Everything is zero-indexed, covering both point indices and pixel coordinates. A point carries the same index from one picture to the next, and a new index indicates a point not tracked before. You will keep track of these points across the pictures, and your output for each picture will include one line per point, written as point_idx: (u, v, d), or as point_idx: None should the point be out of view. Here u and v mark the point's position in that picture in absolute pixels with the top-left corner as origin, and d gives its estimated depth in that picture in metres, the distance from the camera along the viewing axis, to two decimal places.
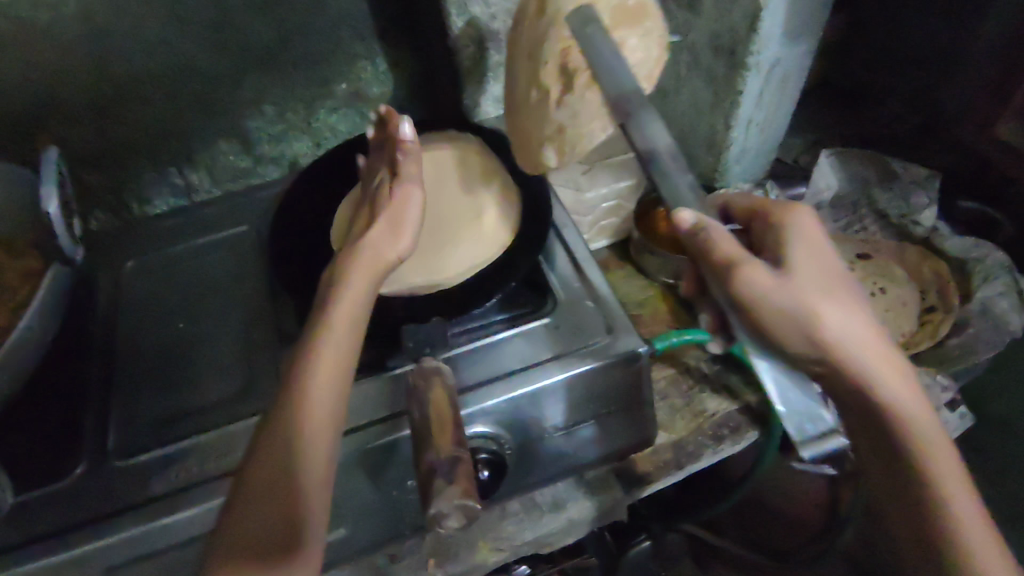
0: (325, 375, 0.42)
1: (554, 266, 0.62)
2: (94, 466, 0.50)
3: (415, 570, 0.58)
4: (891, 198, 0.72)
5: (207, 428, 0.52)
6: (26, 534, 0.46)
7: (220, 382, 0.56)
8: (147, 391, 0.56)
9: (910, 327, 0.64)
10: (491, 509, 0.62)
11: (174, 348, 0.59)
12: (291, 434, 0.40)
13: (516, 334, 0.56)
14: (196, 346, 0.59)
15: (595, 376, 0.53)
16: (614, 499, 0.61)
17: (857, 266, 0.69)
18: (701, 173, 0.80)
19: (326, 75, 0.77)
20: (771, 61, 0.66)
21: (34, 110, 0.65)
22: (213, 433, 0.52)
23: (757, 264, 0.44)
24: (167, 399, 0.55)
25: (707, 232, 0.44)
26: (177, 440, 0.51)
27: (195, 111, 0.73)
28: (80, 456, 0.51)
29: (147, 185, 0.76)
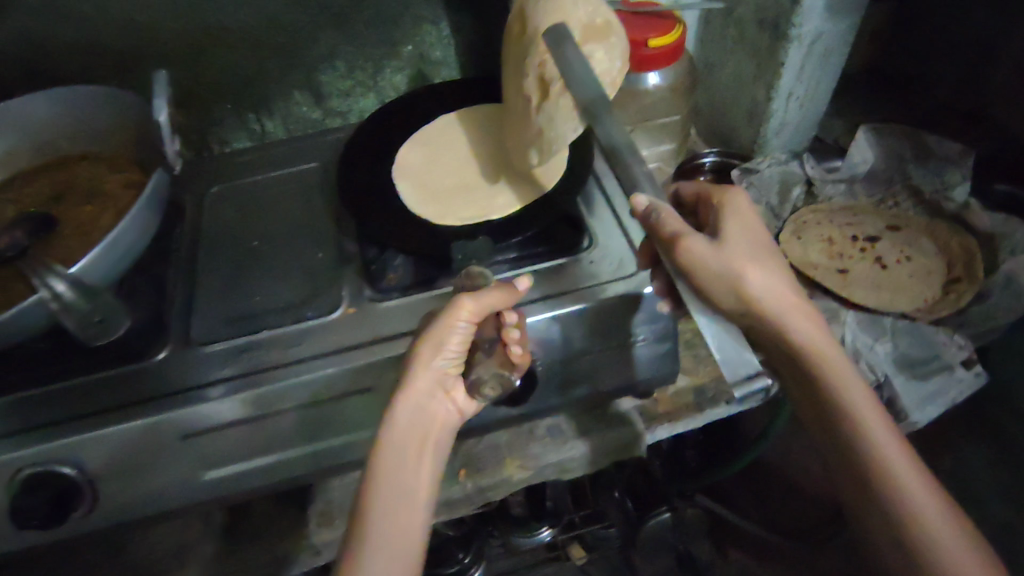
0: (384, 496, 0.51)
1: (591, 211, 0.66)
2: (178, 350, 0.58)
3: (448, 479, 0.65)
4: (927, 175, 0.75)
5: (273, 326, 0.59)
6: (121, 397, 0.54)
7: (286, 291, 0.63)
8: (223, 294, 0.63)
9: (933, 293, 0.67)
10: (520, 433, 0.67)
11: (247, 262, 0.66)
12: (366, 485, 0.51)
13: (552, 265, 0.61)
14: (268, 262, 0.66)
15: (625, 308, 0.57)
16: (634, 433, 0.66)
17: (886, 236, 0.72)
18: (741, 145, 0.84)
19: (395, 36, 0.83)
20: (813, 34, 0.69)
21: (139, 50, 0.73)
22: (279, 330, 0.58)
23: (698, 237, 0.49)
24: (240, 301, 0.62)
25: (657, 213, 0.48)
26: (248, 333, 0.59)
27: (275, 63, 0.80)
28: (166, 341, 0.58)
29: (229, 129, 0.84)
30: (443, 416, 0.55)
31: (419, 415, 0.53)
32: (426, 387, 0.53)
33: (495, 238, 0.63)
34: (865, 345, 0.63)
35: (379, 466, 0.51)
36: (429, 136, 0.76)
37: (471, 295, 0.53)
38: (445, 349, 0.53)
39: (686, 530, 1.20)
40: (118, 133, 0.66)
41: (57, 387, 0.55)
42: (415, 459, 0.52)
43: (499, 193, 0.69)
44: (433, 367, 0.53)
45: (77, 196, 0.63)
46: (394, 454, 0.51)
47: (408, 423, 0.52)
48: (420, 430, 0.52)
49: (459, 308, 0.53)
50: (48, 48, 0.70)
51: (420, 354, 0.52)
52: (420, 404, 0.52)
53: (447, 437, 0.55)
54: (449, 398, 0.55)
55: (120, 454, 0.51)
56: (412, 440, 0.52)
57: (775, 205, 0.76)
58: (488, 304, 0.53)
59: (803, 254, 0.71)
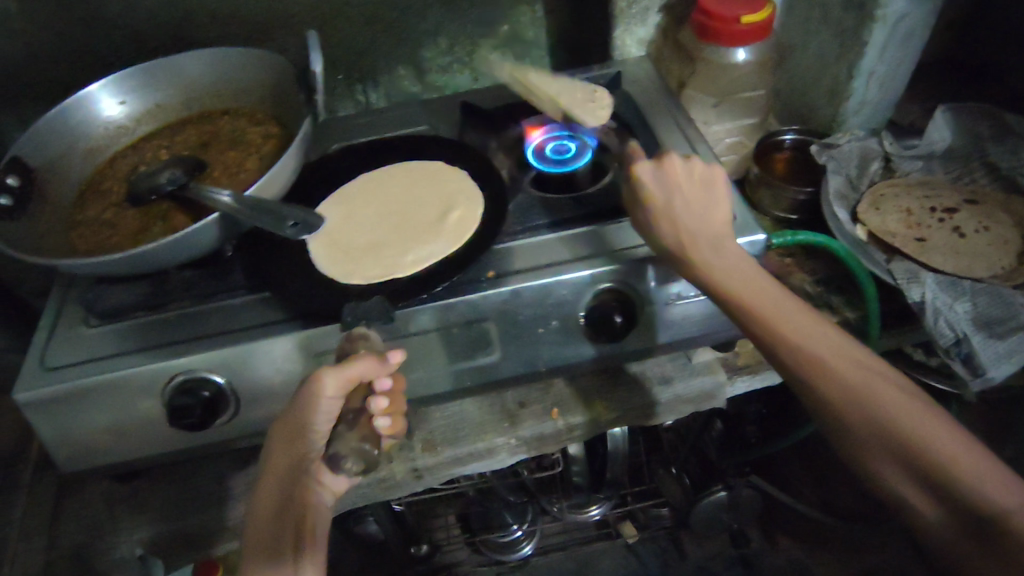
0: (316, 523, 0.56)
1: (679, 164, 0.70)
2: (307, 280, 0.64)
3: (540, 417, 0.70)
4: (1003, 151, 0.78)
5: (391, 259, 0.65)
6: (263, 318, 0.63)
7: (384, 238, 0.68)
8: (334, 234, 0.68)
9: (1010, 261, 0.70)
10: (607, 379, 0.72)
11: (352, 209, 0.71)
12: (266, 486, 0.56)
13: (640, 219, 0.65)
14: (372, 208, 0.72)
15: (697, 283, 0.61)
16: (715, 381, 0.70)
17: (963, 207, 0.76)
18: (819, 124, 0.88)
19: (493, 16, 0.89)
20: (898, 14, 0.73)
21: (268, 20, 0.81)
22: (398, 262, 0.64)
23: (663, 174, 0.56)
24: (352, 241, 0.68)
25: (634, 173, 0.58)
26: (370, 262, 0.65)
27: (385, 37, 0.87)
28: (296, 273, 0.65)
29: (337, 98, 0.92)
30: (317, 500, 0.57)
31: (288, 505, 0.55)
32: (288, 470, 0.55)
33: (396, 299, 0.60)
34: (944, 304, 0.66)
35: (274, 503, 0.55)
36: (350, 192, 0.73)
37: (332, 369, 0.53)
38: (311, 431, 0.55)
39: (741, 512, 1.22)
40: (256, 90, 0.73)
41: (207, 307, 0.64)
42: (288, 531, 0.54)
43: (414, 249, 0.66)
44: (300, 449, 0.56)
45: (222, 145, 0.71)
46: (276, 507, 0.55)
47: (286, 490, 0.55)
48: (303, 515, 0.55)
49: (315, 395, 0.53)
50: (192, 16, 0.78)
51: (282, 440, 0.55)
52: (289, 495, 0.55)
53: (326, 523, 0.57)
54: (318, 482, 0.57)
55: (263, 364, 0.61)
56: (300, 525, 0.55)
57: (854, 177, 0.79)
58: (358, 374, 0.54)
59: (881, 223, 0.75)
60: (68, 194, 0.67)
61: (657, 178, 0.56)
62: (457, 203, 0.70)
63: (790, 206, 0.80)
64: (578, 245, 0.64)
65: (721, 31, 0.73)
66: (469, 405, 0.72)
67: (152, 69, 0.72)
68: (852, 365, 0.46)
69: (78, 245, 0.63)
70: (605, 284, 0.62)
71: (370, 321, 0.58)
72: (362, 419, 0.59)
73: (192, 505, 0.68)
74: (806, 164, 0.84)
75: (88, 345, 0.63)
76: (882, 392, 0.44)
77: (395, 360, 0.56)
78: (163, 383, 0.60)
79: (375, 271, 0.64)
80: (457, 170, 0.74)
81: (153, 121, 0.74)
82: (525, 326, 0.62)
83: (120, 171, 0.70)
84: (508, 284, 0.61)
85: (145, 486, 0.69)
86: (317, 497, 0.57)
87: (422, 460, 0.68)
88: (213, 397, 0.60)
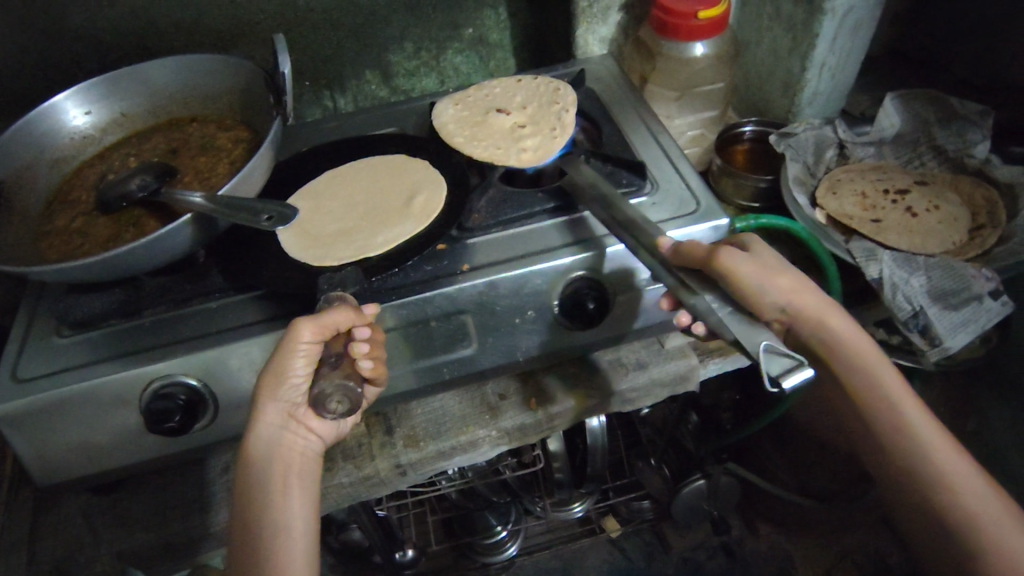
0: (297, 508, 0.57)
1: (641, 153, 0.72)
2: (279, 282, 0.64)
3: (520, 408, 0.71)
4: (949, 135, 0.82)
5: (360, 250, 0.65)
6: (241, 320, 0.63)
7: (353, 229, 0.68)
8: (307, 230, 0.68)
9: (960, 237, 0.73)
10: (584, 367, 0.73)
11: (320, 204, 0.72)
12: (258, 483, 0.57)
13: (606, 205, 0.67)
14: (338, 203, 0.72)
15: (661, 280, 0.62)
16: (689, 364, 0.72)
17: (914, 189, 0.80)
18: (776, 115, 0.92)
19: (457, 19, 0.91)
20: (846, 6, 0.76)
21: (234, 28, 0.82)
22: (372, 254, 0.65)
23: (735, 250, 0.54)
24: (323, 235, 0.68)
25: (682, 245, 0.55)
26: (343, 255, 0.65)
27: (352, 43, 0.88)
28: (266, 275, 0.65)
29: (305, 104, 0.92)
30: (302, 447, 0.60)
31: (275, 451, 0.58)
32: (277, 417, 0.58)
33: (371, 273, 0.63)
34: (901, 278, 0.69)
35: (262, 449, 0.58)
36: (315, 188, 0.74)
37: (310, 319, 0.55)
38: (292, 381, 0.57)
39: (720, 499, 1.25)
40: (224, 97, 0.74)
41: (185, 312, 0.65)
42: (277, 482, 0.57)
43: (382, 232, 0.67)
44: (285, 399, 0.58)
45: (191, 151, 0.71)
46: (265, 452, 0.58)
47: (273, 439, 0.58)
48: (287, 458, 0.59)
49: (295, 344, 0.56)
50: (157, 26, 0.79)
51: (267, 387, 0.57)
52: (275, 441, 0.58)
53: (313, 462, 0.61)
54: (303, 425, 0.60)
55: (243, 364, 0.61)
56: (290, 468, 0.59)
57: (811, 164, 0.83)
58: (335, 323, 0.56)
59: (839, 206, 0.78)
60: (37, 205, 0.66)
61: (755, 268, 0.53)
62: (420, 189, 0.71)
63: (751, 195, 0.83)
64: (553, 234, 0.66)
65: (678, 27, 0.76)
66: (448, 399, 0.72)
67: (120, 77, 0.72)
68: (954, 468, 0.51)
69: (48, 254, 0.62)
70: (577, 272, 0.63)
71: (346, 287, 0.61)
72: (345, 362, 0.57)
73: (174, 512, 0.67)
74: (765, 155, 0.88)
75: (63, 354, 0.62)
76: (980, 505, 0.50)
77: (371, 313, 0.59)
78: (143, 389, 0.60)
79: (346, 251, 0.66)
80: (423, 162, 0.74)
81: (120, 131, 0.74)
82: (502, 316, 0.63)
83: (87, 181, 0.69)
84: (483, 276, 0.62)
85: (125, 497, 0.69)
86: (302, 440, 0.61)
87: (405, 456, 0.68)
88: (192, 402, 0.60)
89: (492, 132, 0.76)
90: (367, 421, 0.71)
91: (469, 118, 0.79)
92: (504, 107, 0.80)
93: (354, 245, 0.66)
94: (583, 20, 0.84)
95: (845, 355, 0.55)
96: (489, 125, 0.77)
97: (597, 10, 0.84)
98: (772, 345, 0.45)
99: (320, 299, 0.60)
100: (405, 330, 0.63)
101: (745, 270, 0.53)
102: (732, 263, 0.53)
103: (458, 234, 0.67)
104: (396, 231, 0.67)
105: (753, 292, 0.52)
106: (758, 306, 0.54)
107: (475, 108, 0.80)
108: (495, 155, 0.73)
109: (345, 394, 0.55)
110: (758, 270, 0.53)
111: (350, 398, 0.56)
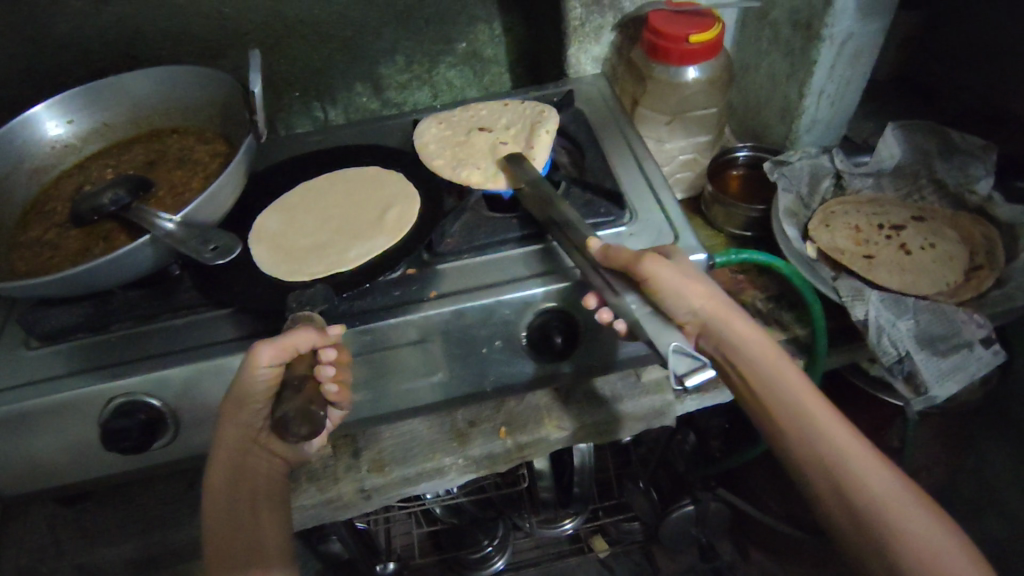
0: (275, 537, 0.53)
1: (622, 182, 0.71)
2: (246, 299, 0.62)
3: (489, 436, 0.69)
4: (950, 169, 0.79)
5: (330, 268, 0.64)
6: (205, 337, 0.62)
7: (324, 245, 0.67)
8: (277, 249, 0.67)
9: (955, 278, 0.71)
10: (557, 397, 0.72)
11: (294, 220, 0.71)
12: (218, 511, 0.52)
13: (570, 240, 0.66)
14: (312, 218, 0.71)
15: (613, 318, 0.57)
16: (664, 400, 0.70)
17: (909, 225, 0.78)
18: (774, 141, 0.90)
19: (451, 34, 0.90)
20: (844, 34, 0.75)
21: (224, 38, 0.81)
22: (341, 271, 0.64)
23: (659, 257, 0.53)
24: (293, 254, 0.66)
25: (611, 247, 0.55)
26: (314, 273, 0.63)
27: (343, 55, 0.87)
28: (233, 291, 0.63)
29: (295, 115, 0.92)
30: (267, 476, 0.56)
31: (240, 474, 0.54)
32: (238, 441, 0.54)
33: (341, 292, 0.61)
34: (887, 321, 0.66)
35: (226, 473, 0.53)
36: (292, 202, 0.73)
37: (268, 342, 0.50)
38: (253, 405, 0.53)
39: (712, 526, 1.21)
40: (207, 109, 0.74)
41: (151, 327, 0.64)
42: (246, 503, 0.53)
43: (354, 247, 0.66)
44: (245, 422, 0.53)
45: (170, 164, 0.71)
46: (229, 475, 0.53)
47: (237, 462, 0.54)
48: (254, 480, 0.55)
49: (253, 369, 0.50)
50: (146, 34, 0.79)
51: (227, 411, 0.53)
52: (240, 464, 0.54)
53: (281, 484, 0.57)
54: (266, 449, 0.56)
55: (202, 385, 0.60)
56: (257, 490, 0.55)
57: (806, 195, 0.81)
58: (295, 346, 0.50)
59: (831, 241, 0.76)
60: (12, 214, 0.66)
61: (672, 270, 0.53)
62: (395, 205, 0.70)
63: (743, 224, 0.80)
64: (524, 263, 0.64)
65: (670, 51, 0.73)
66: (418, 424, 0.70)
67: (101, 87, 0.72)
68: (872, 471, 0.50)
69: (17, 265, 0.62)
70: (548, 304, 0.61)
71: (313, 306, 0.57)
72: (309, 383, 0.49)
73: (135, 527, 0.66)
74: (758, 181, 0.87)
75: (28, 366, 0.62)
76: (902, 506, 0.48)
77: (336, 334, 0.52)
78: (102, 405, 0.59)
79: (317, 267, 0.64)
80: (398, 175, 0.74)
81: (101, 140, 0.74)
82: (467, 346, 0.61)
83: (64, 191, 0.69)
84: (450, 304, 0.60)
85: (89, 509, 0.68)
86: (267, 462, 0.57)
87: (369, 480, 0.67)
88: (151, 421, 0.59)
89: (470, 153, 0.74)
90: (335, 442, 0.70)
91: (451, 139, 0.77)
92: (488, 126, 0.78)
93: (325, 259, 0.65)
94: (575, 39, 0.83)
95: (747, 356, 0.56)
96: (469, 146, 0.75)
97: (590, 29, 0.82)
98: (681, 347, 0.47)
99: (288, 319, 0.56)
100: (365, 358, 0.60)
101: (664, 274, 0.53)
102: (653, 267, 0.52)
103: (430, 257, 0.66)
104: (368, 247, 0.66)
105: (667, 296, 0.53)
106: (673, 310, 0.54)
107: (458, 129, 0.79)
108: (470, 176, 0.71)
109: (308, 420, 0.46)
110: (676, 276, 0.53)
111: (315, 424, 0.47)
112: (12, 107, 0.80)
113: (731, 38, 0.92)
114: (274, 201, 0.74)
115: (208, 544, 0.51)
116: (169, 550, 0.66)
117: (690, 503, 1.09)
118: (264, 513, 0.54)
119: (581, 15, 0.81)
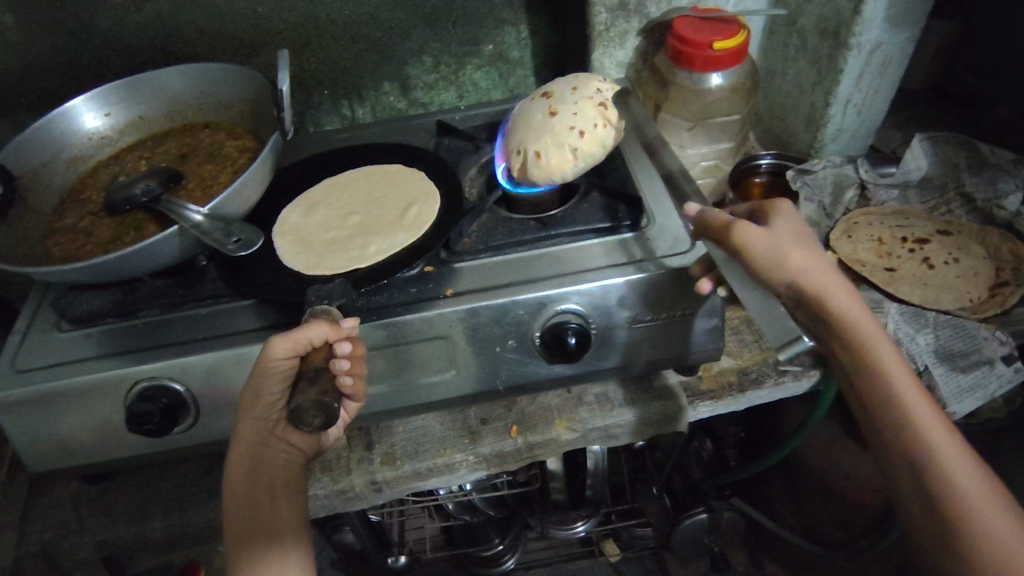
0: (289, 516, 0.55)
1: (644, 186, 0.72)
2: (264, 290, 0.63)
3: (500, 434, 0.69)
4: (979, 183, 0.79)
5: (347, 265, 0.65)
6: (228, 326, 0.64)
7: (344, 242, 0.69)
8: (301, 241, 0.69)
9: (980, 295, 0.70)
10: (570, 398, 0.72)
11: (312, 214, 0.73)
12: (231, 495, 0.54)
13: (587, 245, 0.66)
14: (334, 209, 0.73)
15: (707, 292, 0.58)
16: (677, 407, 0.69)
17: (934, 238, 0.76)
18: (798, 150, 0.90)
19: (478, 36, 0.91)
20: (872, 44, 0.74)
21: (258, 36, 0.84)
22: (360, 265, 0.65)
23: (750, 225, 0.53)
24: (314, 246, 0.68)
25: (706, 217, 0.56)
26: (338, 265, 0.65)
27: (371, 56, 0.89)
28: (255, 281, 0.65)
29: (324, 112, 0.94)
30: (284, 461, 0.57)
31: (259, 464, 0.55)
32: (256, 434, 0.55)
33: (360, 284, 0.63)
34: (907, 335, 0.67)
35: (245, 464, 0.54)
36: (314, 197, 0.75)
37: (281, 336, 0.51)
38: (268, 396, 0.54)
39: (725, 536, 1.20)
40: (238, 106, 0.76)
41: (177, 315, 0.66)
42: (263, 493, 0.54)
43: (375, 243, 0.68)
44: (262, 414, 0.55)
45: (201, 157, 0.74)
46: (248, 465, 0.54)
47: (254, 453, 0.55)
48: (271, 471, 0.55)
49: (268, 361, 0.52)
50: (182, 31, 0.81)
51: (244, 405, 0.55)
52: (259, 456, 0.55)
53: (298, 477, 0.58)
54: (284, 442, 0.57)
55: (222, 373, 0.61)
56: (274, 482, 0.55)
57: (828, 205, 0.82)
58: (307, 339, 0.51)
59: (853, 252, 0.76)
60: (49, 202, 0.69)
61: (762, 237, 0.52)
62: (416, 202, 0.71)
63: None
64: (541, 263, 0.65)
65: (693, 57, 0.73)
66: (431, 420, 0.71)
67: (136, 82, 0.75)
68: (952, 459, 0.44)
69: (54, 251, 0.65)
70: (564, 304, 0.61)
71: (332, 300, 0.58)
72: (324, 376, 0.49)
73: (154, 507, 0.69)
74: (781, 189, 0.86)
75: (60, 346, 0.65)
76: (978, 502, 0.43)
77: (349, 326, 0.53)
78: (129, 387, 0.60)
79: (329, 264, 0.66)
80: (419, 173, 0.76)
81: (135, 133, 0.77)
82: (483, 344, 0.61)
83: (98, 181, 0.72)
84: (465, 302, 0.61)
85: (113, 488, 0.71)
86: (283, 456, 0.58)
87: (381, 473, 0.68)
88: (173, 405, 0.60)
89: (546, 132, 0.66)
90: (349, 434, 0.71)
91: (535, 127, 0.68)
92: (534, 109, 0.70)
93: (340, 258, 0.66)
94: (600, 43, 0.84)
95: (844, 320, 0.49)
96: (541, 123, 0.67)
97: (614, 34, 0.83)
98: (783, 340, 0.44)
99: (307, 311, 0.57)
100: (384, 351, 0.61)
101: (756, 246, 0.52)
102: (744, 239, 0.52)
103: (447, 256, 0.66)
104: (386, 247, 0.67)
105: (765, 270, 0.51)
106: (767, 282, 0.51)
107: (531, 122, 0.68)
108: (577, 122, 0.66)
109: (320, 411, 0.47)
110: (773, 248, 0.51)
111: (329, 416, 0.47)
112: (54, 100, 0.84)
113: (756, 45, 0.91)
114: (298, 197, 0.76)
115: (228, 529, 0.53)
116: (187, 531, 0.68)
117: (705, 510, 1.06)
118: (281, 503, 0.55)
119: (606, 20, 0.81)
